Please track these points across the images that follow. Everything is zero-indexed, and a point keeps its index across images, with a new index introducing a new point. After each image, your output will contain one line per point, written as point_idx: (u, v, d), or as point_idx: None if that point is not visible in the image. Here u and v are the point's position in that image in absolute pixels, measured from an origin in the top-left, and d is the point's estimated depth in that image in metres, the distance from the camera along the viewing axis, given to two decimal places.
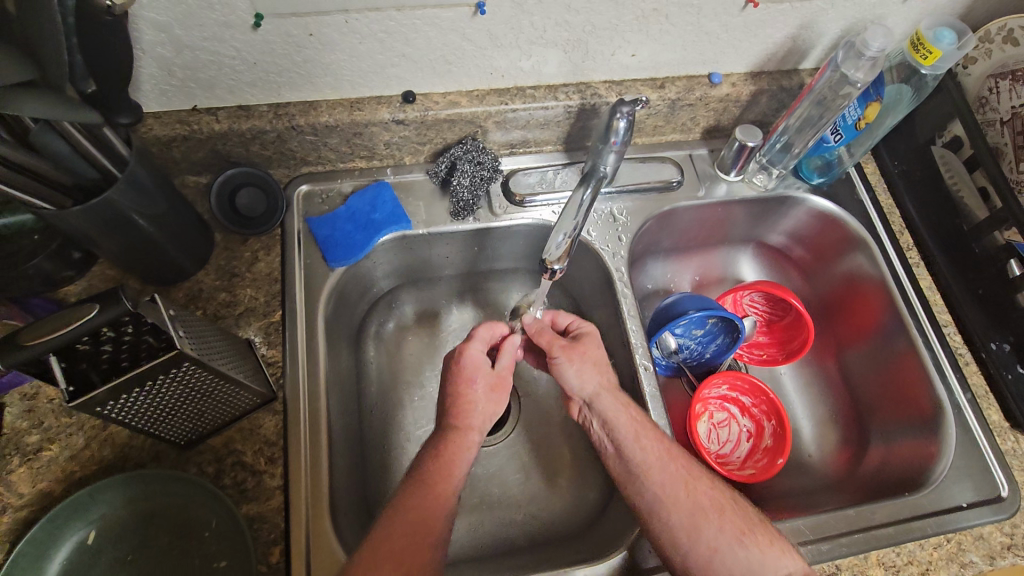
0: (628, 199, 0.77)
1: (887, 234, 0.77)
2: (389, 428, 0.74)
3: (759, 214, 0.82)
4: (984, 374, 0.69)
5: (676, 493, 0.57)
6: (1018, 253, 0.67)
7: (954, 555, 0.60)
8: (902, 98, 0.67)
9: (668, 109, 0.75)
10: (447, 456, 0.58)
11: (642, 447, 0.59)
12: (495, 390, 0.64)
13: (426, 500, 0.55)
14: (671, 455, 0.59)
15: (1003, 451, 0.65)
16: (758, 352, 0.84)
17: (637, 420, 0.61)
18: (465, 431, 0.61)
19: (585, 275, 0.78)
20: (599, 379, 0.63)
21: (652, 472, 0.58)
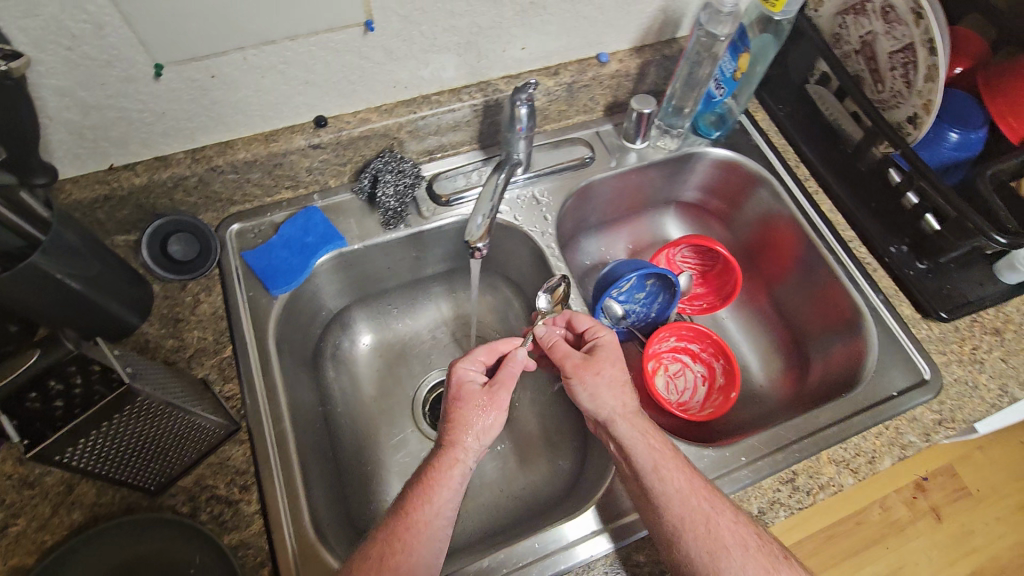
0: (547, 181, 0.81)
1: (786, 170, 0.84)
2: (362, 442, 0.76)
3: (671, 177, 0.89)
4: (893, 277, 0.77)
5: (697, 522, 0.56)
6: (895, 162, 0.74)
7: (895, 439, 0.65)
8: (767, 46, 0.75)
9: (567, 93, 0.80)
10: (429, 480, 0.60)
11: (666, 475, 0.59)
12: (492, 399, 0.67)
13: (420, 502, 0.59)
14: (693, 488, 0.58)
15: (921, 339, 0.72)
16: (699, 302, 0.90)
17: (656, 446, 0.61)
18: (452, 450, 0.62)
19: (522, 259, 0.82)
20: (615, 401, 0.64)
21: (672, 504, 0.57)
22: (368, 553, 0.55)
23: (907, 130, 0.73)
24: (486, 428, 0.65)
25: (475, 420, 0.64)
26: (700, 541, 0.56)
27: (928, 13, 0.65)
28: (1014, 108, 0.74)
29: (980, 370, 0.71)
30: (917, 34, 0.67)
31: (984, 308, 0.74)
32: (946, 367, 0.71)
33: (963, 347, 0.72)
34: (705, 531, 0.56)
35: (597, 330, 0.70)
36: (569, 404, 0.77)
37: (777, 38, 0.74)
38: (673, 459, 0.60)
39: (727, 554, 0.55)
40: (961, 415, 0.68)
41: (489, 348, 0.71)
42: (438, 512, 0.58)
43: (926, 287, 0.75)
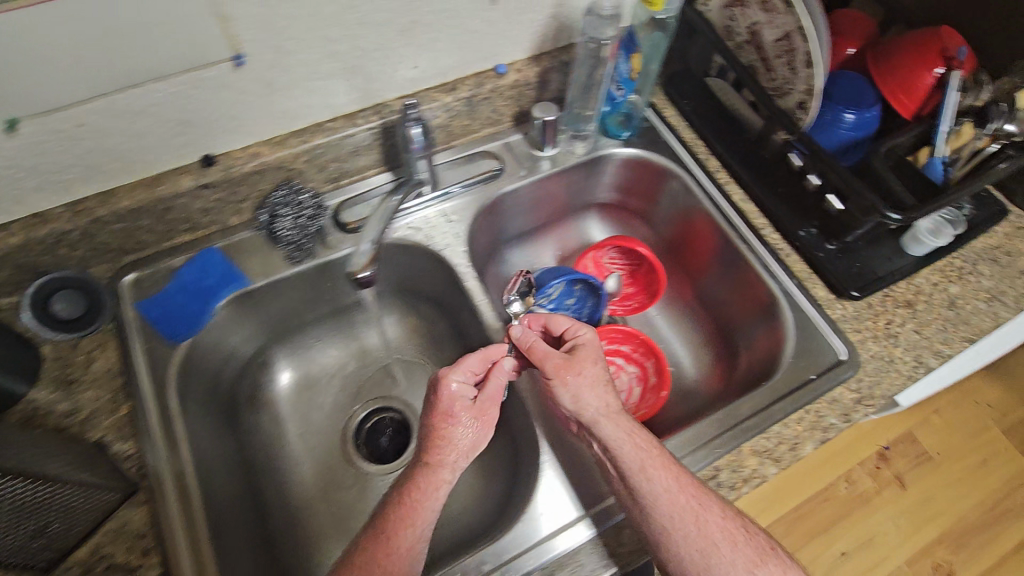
0: (456, 198, 0.80)
1: (695, 163, 0.85)
2: (287, 485, 0.74)
3: (586, 181, 0.89)
4: (806, 260, 0.77)
5: (687, 521, 0.56)
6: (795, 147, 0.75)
7: (816, 423, 0.66)
8: (657, 45, 0.76)
9: (469, 108, 0.79)
10: (410, 506, 0.59)
11: (652, 475, 0.58)
12: (483, 412, 0.65)
13: (401, 526, 0.58)
14: (681, 485, 0.58)
15: (835, 320, 0.73)
16: (630, 302, 0.89)
17: (641, 444, 0.60)
18: (436, 471, 0.61)
19: (440, 280, 0.80)
20: (595, 400, 0.63)
21: (660, 503, 0.57)
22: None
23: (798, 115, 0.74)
24: (477, 443, 0.64)
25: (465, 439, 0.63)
26: (690, 539, 0.56)
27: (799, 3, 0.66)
28: (903, 85, 0.75)
29: (894, 344, 0.72)
30: (792, 21, 0.68)
31: (893, 283, 0.76)
32: (862, 344, 0.72)
33: (877, 323, 0.73)
34: (693, 528, 0.56)
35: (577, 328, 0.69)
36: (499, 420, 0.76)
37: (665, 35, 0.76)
38: (658, 454, 0.60)
39: (716, 551, 0.56)
40: (879, 391, 0.69)
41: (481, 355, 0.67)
42: (417, 535, 0.58)
43: (837, 267, 0.76)
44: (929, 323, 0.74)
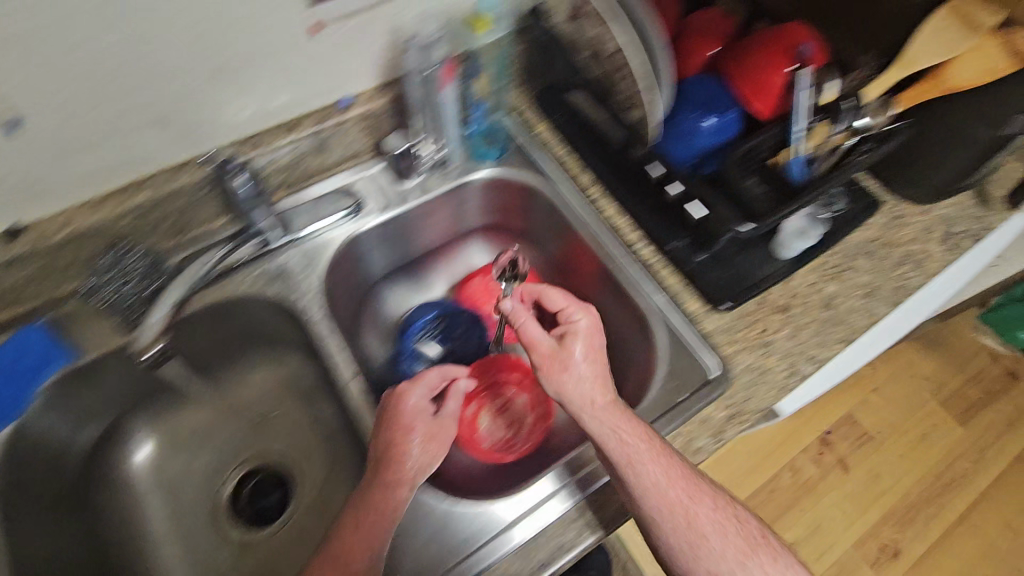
0: (307, 242, 0.76)
1: (565, 179, 0.82)
2: (158, 563, 0.71)
3: (460, 207, 0.86)
4: (680, 273, 0.75)
5: (676, 515, 0.59)
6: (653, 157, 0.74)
7: (685, 446, 0.65)
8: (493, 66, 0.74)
9: (318, 145, 0.74)
10: (365, 524, 0.58)
11: (643, 470, 0.60)
12: (442, 430, 0.65)
13: (359, 545, 0.57)
14: (670, 478, 0.60)
15: (707, 334, 0.71)
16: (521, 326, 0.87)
17: (633, 436, 0.61)
18: (395, 487, 0.60)
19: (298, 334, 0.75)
20: (581, 389, 0.65)
21: (649, 495, 0.59)
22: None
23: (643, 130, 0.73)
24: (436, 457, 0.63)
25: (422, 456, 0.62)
26: (680, 529, 0.59)
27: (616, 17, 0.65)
28: (759, 86, 0.72)
29: (768, 353, 0.71)
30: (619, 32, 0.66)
31: (767, 288, 0.74)
32: (735, 357, 0.70)
33: (751, 333, 0.72)
34: (683, 521, 0.59)
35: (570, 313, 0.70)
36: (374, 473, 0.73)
37: None
38: (650, 442, 0.62)
39: (706, 542, 0.59)
40: (751, 406, 0.68)
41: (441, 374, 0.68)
42: (376, 555, 0.57)
43: (710, 278, 0.73)
44: (804, 326, 0.73)
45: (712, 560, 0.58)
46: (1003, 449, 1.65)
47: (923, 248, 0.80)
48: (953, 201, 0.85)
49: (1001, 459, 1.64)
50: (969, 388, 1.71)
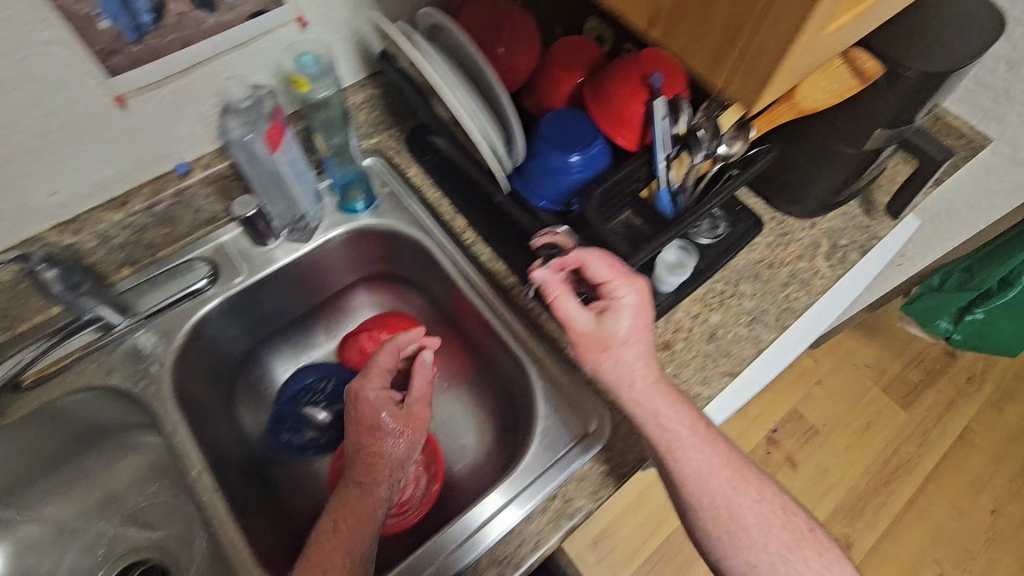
0: (156, 321, 0.70)
1: (439, 225, 0.78)
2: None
3: (333, 263, 0.81)
4: (557, 318, 0.72)
5: (718, 504, 0.61)
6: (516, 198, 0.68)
7: (563, 510, 0.63)
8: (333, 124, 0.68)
9: (158, 219, 0.69)
10: (344, 530, 0.60)
11: (687, 457, 0.61)
12: (412, 412, 0.68)
13: (339, 552, 0.59)
14: (714, 467, 0.61)
15: (585, 383, 0.69)
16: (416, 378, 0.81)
17: (680, 420, 0.61)
18: (370, 487, 0.62)
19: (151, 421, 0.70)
20: (631, 373, 0.61)
21: (689, 481, 0.61)
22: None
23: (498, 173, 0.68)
24: (411, 440, 0.66)
25: (392, 444, 0.65)
26: (721, 521, 0.60)
27: (437, 76, 0.60)
28: (621, 119, 0.69)
29: None
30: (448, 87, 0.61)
31: None
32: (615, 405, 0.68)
33: None
34: (724, 511, 0.60)
35: (615, 287, 0.62)
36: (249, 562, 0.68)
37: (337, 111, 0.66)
38: (694, 419, 0.62)
39: (747, 534, 0.60)
40: (632, 457, 0.65)
41: (393, 354, 0.70)
42: (352, 560, 0.58)
43: None
44: (687, 364, 0.70)
45: (749, 553, 0.60)
46: (948, 428, 1.65)
47: (809, 265, 0.78)
48: (840, 211, 0.83)
49: (946, 438, 1.64)
50: (910, 371, 1.71)
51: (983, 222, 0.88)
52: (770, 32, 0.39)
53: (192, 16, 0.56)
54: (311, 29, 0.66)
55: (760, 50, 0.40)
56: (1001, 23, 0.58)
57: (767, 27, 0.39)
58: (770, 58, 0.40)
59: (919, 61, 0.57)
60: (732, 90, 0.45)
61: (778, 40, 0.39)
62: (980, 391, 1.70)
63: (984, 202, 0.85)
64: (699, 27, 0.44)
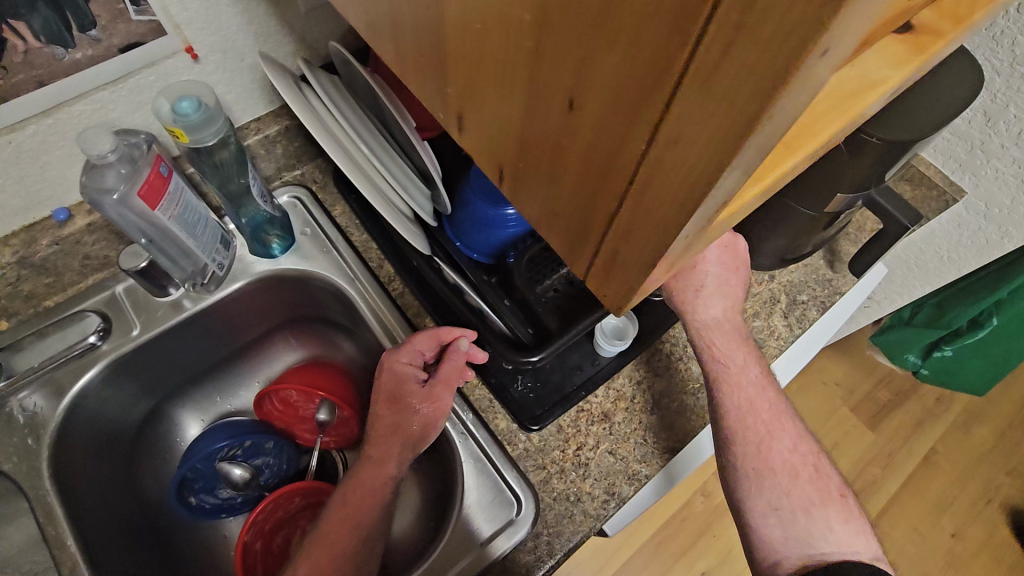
0: (40, 383, 0.62)
1: (364, 273, 0.71)
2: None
3: (247, 311, 0.74)
4: (486, 384, 0.64)
5: (755, 451, 0.61)
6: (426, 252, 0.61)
7: None
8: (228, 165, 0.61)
9: (35, 269, 0.61)
10: (344, 509, 0.60)
11: (734, 393, 0.61)
12: (434, 396, 0.60)
13: (343, 530, 0.59)
14: (757, 409, 0.61)
15: (515, 459, 0.62)
16: (344, 431, 0.77)
17: (734, 357, 0.62)
18: (380, 465, 0.62)
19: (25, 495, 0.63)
20: (698, 307, 0.62)
21: (729, 419, 0.61)
22: None
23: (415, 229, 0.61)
24: (425, 424, 0.60)
25: (409, 426, 0.61)
26: (750, 456, 0.60)
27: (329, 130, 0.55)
28: None
29: (583, 477, 0.61)
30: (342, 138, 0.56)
31: (584, 397, 0.64)
32: (545, 486, 0.61)
33: (566, 453, 0.62)
34: (756, 449, 0.61)
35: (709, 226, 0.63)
36: None
37: (233, 151, 0.60)
38: (751, 355, 0.63)
39: (772, 474, 0.60)
40: (558, 546, 0.59)
41: (428, 338, 0.60)
42: (359, 533, 0.59)
43: (521, 395, 0.63)
44: (626, 439, 0.63)
45: (784, 512, 0.59)
46: (915, 448, 1.63)
47: (764, 324, 0.73)
48: (802, 263, 0.77)
49: (911, 460, 1.62)
50: (878, 391, 1.68)
51: (952, 274, 0.83)
52: (620, 238, 0.24)
53: (44, 53, 0.47)
54: (205, 63, 0.59)
55: (617, 253, 0.25)
56: (978, 83, 0.51)
57: (639, 219, 0.22)
58: (640, 262, 0.24)
59: (886, 129, 0.50)
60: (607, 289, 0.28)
61: (642, 248, 0.23)
62: (949, 410, 1.68)
63: (954, 254, 0.81)
64: (539, 201, 0.28)
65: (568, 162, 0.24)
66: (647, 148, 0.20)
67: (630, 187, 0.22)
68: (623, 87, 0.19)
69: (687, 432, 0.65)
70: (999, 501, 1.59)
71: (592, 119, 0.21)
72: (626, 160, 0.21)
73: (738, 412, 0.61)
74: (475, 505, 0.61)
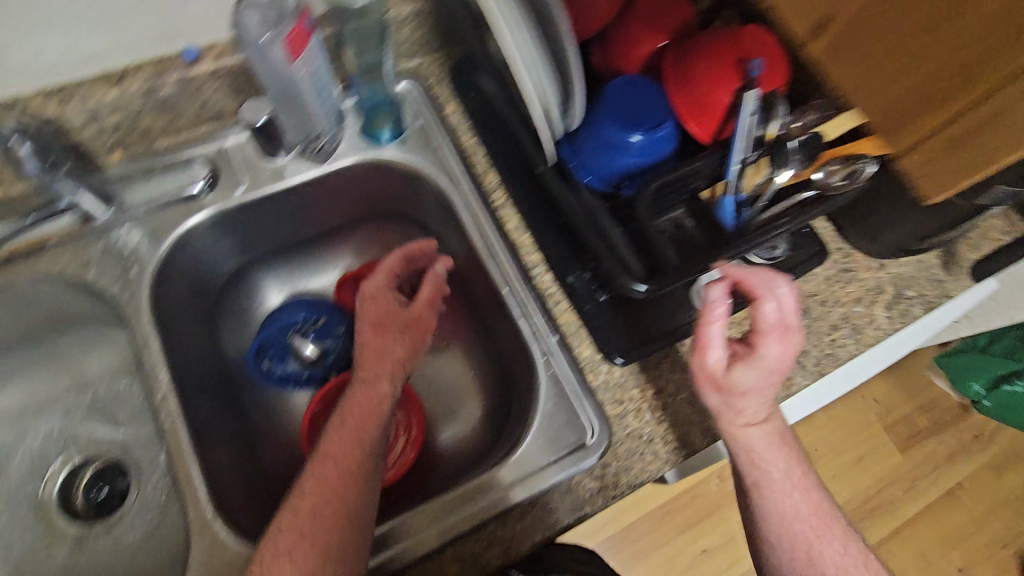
0: (147, 219, 0.63)
1: (468, 177, 0.69)
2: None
3: (346, 192, 0.73)
4: (576, 310, 0.64)
5: (799, 556, 0.56)
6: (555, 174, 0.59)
7: (539, 519, 0.58)
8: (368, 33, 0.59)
9: (157, 105, 0.61)
10: (353, 419, 0.56)
11: (778, 497, 0.56)
12: (417, 314, 0.64)
13: (344, 442, 0.55)
14: (801, 514, 0.56)
15: (594, 387, 0.62)
16: None
17: (777, 462, 0.56)
18: (374, 384, 0.58)
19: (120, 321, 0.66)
20: (740, 416, 0.56)
21: (772, 523, 0.57)
22: (297, 506, 0.52)
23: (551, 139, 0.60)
24: (411, 344, 0.62)
25: (395, 347, 0.60)
26: (797, 561, 0.56)
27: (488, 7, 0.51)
28: (699, 102, 0.59)
29: (659, 420, 0.61)
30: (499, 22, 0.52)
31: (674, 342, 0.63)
32: (619, 420, 0.61)
33: (645, 393, 0.62)
34: (804, 555, 0.56)
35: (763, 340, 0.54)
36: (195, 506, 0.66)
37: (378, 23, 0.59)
38: (793, 457, 0.58)
39: None
40: (625, 480, 0.59)
41: (398, 257, 0.67)
42: (362, 442, 0.55)
43: (609, 325, 0.62)
44: None
45: None
46: (940, 479, 1.60)
47: (865, 311, 0.69)
48: (916, 258, 0.73)
49: (933, 489, 1.59)
50: (917, 416, 1.60)
51: None
52: (988, 125, 0.36)
53: None
54: None
55: (978, 140, 0.38)
56: None
57: (1002, 118, 0.35)
58: (998, 148, 0.37)
59: None
60: (928, 163, 0.42)
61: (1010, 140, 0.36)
62: (985, 450, 1.63)
63: None
64: (855, 73, 0.42)
65: (941, 66, 0.37)
66: (996, 86, 0.35)
67: (982, 101, 0.36)
68: (987, 44, 0.34)
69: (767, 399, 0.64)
70: (1013, 548, 1.57)
71: (977, 45, 0.34)
72: (993, 84, 0.35)
73: (785, 500, 0.56)
74: (548, 424, 0.62)
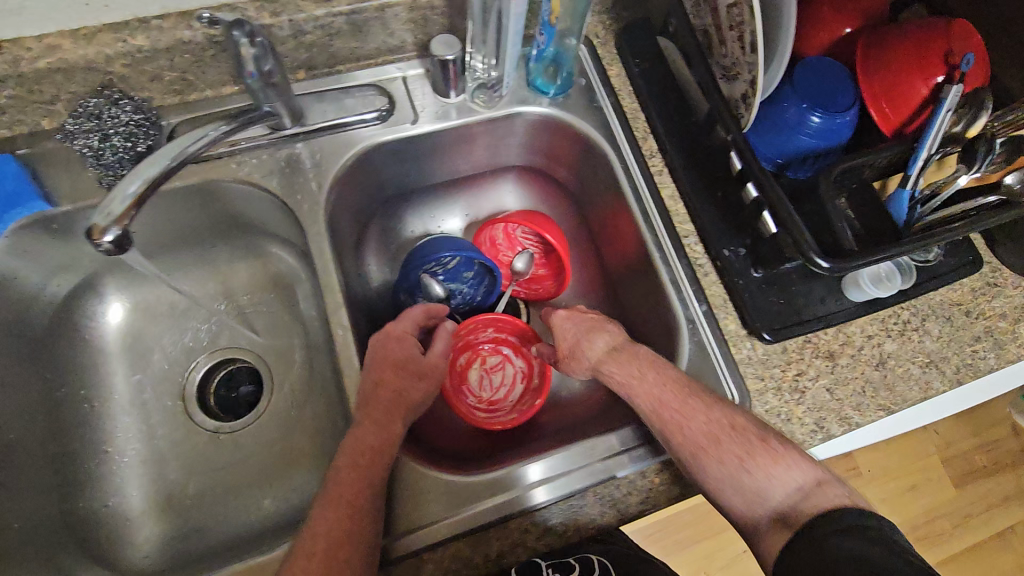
0: (326, 139, 0.66)
1: (628, 140, 0.70)
2: (109, 439, 0.68)
3: (499, 138, 0.74)
4: (725, 283, 0.65)
5: (674, 433, 0.54)
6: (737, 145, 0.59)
7: (676, 478, 0.59)
8: None
9: (353, 28, 0.63)
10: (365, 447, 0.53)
11: (635, 391, 0.57)
12: (434, 367, 0.62)
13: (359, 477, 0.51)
14: (663, 399, 0.56)
15: (737, 360, 0.62)
16: (537, 286, 0.79)
17: (625, 365, 0.59)
18: (388, 428, 0.55)
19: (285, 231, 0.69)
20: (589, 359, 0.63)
21: (645, 413, 0.57)
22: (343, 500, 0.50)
23: (740, 108, 0.60)
24: (425, 396, 0.60)
25: (412, 393, 0.58)
26: (676, 446, 0.54)
27: None
28: (889, 89, 0.59)
29: (797, 402, 0.62)
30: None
31: (818, 329, 0.63)
32: (759, 396, 0.61)
33: (785, 373, 0.62)
34: (671, 428, 0.54)
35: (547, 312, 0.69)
36: (331, 417, 0.69)
37: None
38: (644, 361, 0.59)
39: (709, 459, 0.53)
40: None
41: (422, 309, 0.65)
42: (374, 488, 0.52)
43: (759, 300, 0.63)
44: (846, 383, 0.63)
45: (729, 490, 0.52)
46: (990, 521, 1.55)
47: (1010, 329, 0.68)
48: None
49: (984, 529, 1.54)
50: (976, 454, 1.54)
51: None
52: None
53: None
54: None
55: None
56: None
57: None
58: None
59: None
60: None
61: None
62: None
63: None
64: None
65: None
66: None
67: None
68: None
69: (903, 398, 0.64)
70: None
71: None
72: None
73: (641, 383, 0.57)
74: None
